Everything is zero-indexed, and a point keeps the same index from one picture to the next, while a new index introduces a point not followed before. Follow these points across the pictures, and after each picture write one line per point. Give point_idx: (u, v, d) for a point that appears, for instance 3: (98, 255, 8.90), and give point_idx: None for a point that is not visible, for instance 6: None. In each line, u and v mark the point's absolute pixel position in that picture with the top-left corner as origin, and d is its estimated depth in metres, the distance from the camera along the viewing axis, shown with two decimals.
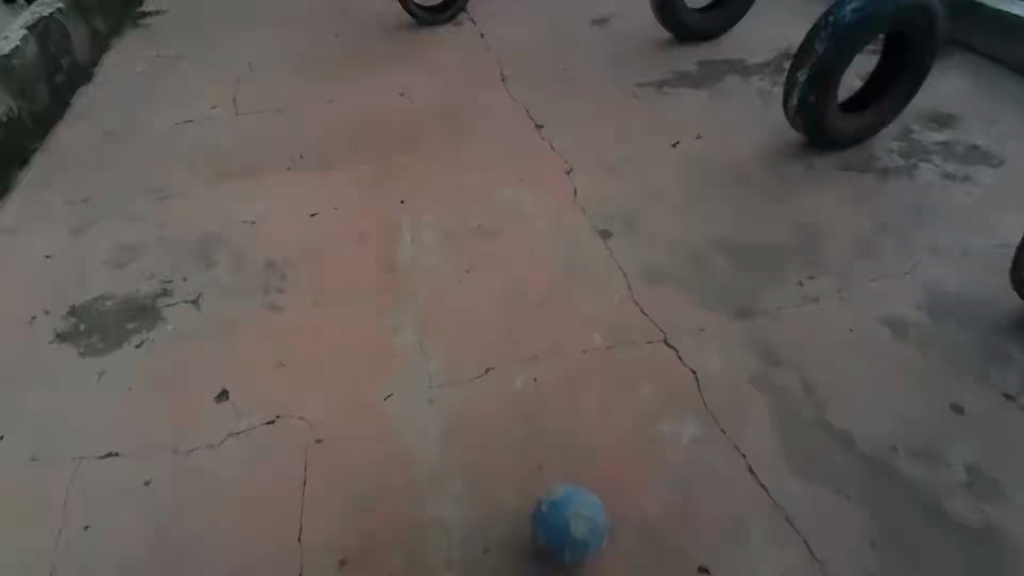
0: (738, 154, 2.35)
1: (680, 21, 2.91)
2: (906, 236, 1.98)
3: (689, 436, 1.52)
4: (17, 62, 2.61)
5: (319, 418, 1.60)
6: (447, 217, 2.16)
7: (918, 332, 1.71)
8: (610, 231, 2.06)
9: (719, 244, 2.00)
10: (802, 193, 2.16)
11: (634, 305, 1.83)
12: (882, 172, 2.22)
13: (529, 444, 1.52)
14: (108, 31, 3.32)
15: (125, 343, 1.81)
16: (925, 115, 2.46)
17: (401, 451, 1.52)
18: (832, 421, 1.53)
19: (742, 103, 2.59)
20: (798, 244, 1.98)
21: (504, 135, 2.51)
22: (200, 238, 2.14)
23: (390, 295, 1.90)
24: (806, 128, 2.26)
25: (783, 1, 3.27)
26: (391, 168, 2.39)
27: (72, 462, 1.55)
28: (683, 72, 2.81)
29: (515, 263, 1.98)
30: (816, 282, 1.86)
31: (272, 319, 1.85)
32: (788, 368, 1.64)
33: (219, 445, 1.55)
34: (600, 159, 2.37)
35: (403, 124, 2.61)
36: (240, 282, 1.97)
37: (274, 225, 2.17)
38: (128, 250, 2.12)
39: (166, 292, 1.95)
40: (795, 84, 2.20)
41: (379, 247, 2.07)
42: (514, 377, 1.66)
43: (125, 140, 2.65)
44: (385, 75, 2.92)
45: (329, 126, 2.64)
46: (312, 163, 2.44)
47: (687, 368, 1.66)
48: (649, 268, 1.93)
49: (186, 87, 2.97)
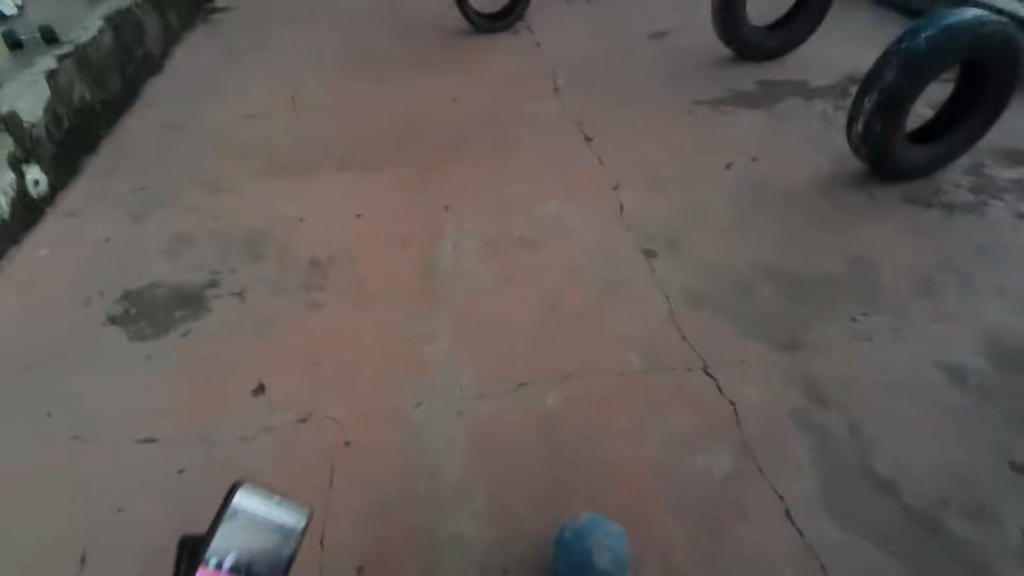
0: (794, 179, 2.27)
1: (742, 39, 2.84)
2: (970, 277, 1.88)
3: (723, 471, 1.46)
4: (94, 52, 2.74)
5: (350, 420, 1.60)
6: (490, 225, 2.16)
7: (977, 381, 1.61)
8: (655, 251, 2.02)
9: (767, 272, 1.93)
10: (860, 224, 2.07)
11: (675, 329, 1.78)
12: (948, 208, 2.11)
13: (556, 464, 1.49)
14: (180, 25, 3.45)
15: (172, 330, 1.86)
16: (998, 149, 2.33)
17: (427, 460, 1.51)
18: (877, 469, 1.45)
19: (801, 126, 2.51)
20: (853, 278, 1.89)
21: (553, 146, 2.50)
22: (249, 232, 2.19)
23: (429, 301, 1.90)
24: (870, 157, 2.17)
25: (851, 24, 3.16)
26: (439, 173, 2.40)
27: (112, 443, 1.59)
28: (741, 92, 2.74)
29: (555, 277, 1.95)
30: (869, 320, 1.77)
31: (312, 317, 1.87)
32: (834, 408, 1.57)
33: (251, 438, 1.58)
34: (649, 176, 2.32)
35: (454, 130, 2.62)
36: (284, 278, 2.00)
37: (321, 223, 2.21)
38: (181, 239, 2.18)
39: (214, 283, 2.00)
40: (861, 111, 2.12)
41: (421, 251, 2.07)
42: (546, 394, 1.64)
43: (187, 131, 2.74)
44: (439, 80, 2.94)
45: (381, 127, 2.67)
46: (362, 164, 2.48)
47: (726, 400, 1.60)
48: (693, 291, 1.88)
49: (247, 82, 3.05)
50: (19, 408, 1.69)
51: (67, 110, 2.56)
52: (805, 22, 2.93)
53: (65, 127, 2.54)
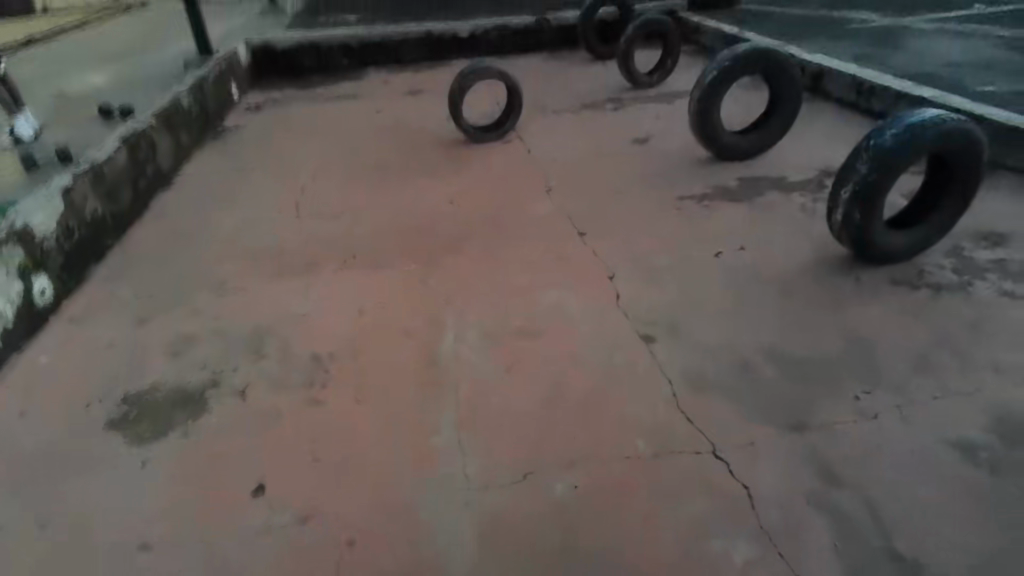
0: (782, 265, 2.35)
1: (720, 140, 3.04)
2: (965, 353, 1.90)
3: (743, 558, 1.41)
4: (109, 168, 2.88)
5: (353, 518, 1.55)
6: (490, 318, 2.19)
7: (989, 456, 1.59)
8: (654, 336, 2.06)
9: (768, 354, 1.95)
10: (851, 305, 2.13)
11: (680, 412, 1.77)
12: (934, 287, 2.18)
13: (568, 557, 1.43)
14: (191, 143, 3.66)
15: (171, 432, 1.83)
16: (974, 233, 2.44)
17: (435, 554, 1.45)
18: (903, 550, 1.40)
19: (784, 217, 2.63)
20: (851, 357, 1.92)
21: (548, 241, 2.59)
22: (253, 331, 2.22)
23: (432, 394, 1.89)
24: (852, 244, 2.27)
25: (821, 125, 3.39)
26: (439, 270, 2.47)
27: (106, 551, 1.52)
28: (724, 187, 2.89)
29: (557, 365, 1.97)
30: (873, 397, 1.78)
31: (314, 412, 1.86)
32: (847, 487, 1.54)
33: (251, 541, 1.51)
34: (643, 266, 2.40)
35: (451, 229, 2.72)
36: (285, 376, 2.00)
37: (324, 321, 2.24)
38: (184, 340, 2.20)
39: (216, 382, 2.00)
40: (839, 202, 2.26)
41: (422, 345, 2.09)
42: (555, 484, 1.60)
43: (194, 238, 2.84)
44: (436, 184, 3.09)
45: (382, 229, 2.77)
46: (362, 263, 2.55)
47: (737, 483, 1.57)
48: (695, 375, 1.90)
49: (253, 192, 3.19)
50: (9, 517, 1.63)
51: (79, 222, 2.65)
52: (778, 123, 3.14)
53: (76, 239, 2.62)
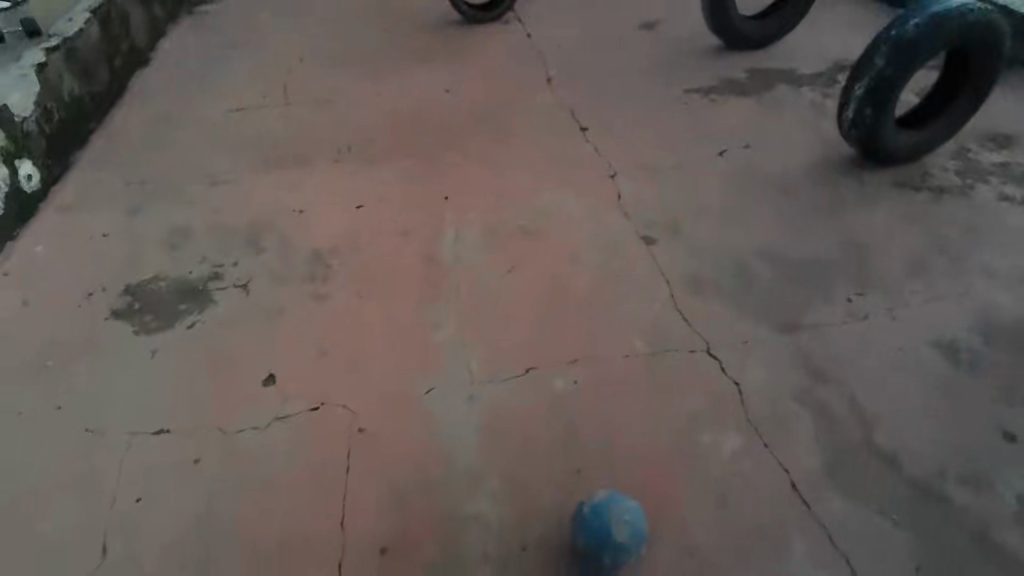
0: (787, 165, 2.31)
1: (731, 27, 2.87)
2: (960, 258, 1.93)
3: (730, 449, 1.50)
4: (81, 44, 2.70)
5: (363, 408, 1.62)
6: (491, 215, 2.18)
7: (971, 356, 1.66)
8: (655, 237, 2.06)
9: (766, 256, 1.97)
10: (852, 208, 2.13)
11: (677, 314, 1.81)
12: (936, 191, 2.17)
13: (568, 447, 1.52)
14: (165, 16, 3.40)
15: (178, 323, 1.86)
16: (983, 133, 2.39)
17: (442, 444, 1.54)
18: (880, 442, 1.50)
19: (792, 114, 2.56)
20: (848, 260, 1.95)
21: (549, 136, 2.51)
22: (251, 224, 2.19)
23: (433, 291, 1.92)
24: (860, 143, 2.21)
25: (839, 12, 3.20)
26: (437, 164, 2.41)
27: (127, 435, 1.60)
28: (732, 80, 2.78)
29: (558, 264, 1.98)
30: (865, 300, 1.82)
31: (318, 307, 1.88)
32: (833, 385, 1.61)
33: (265, 428, 1.59)
34: (644, 165, 2.36)
35: (449, 121, 2.63)
36: (286, 270, 2.01)
37: (321, 216, 2.21)
38: (181, 233, 2.18)
39: (217, 276, 2.00)
40: (851, 97, 2.17)
41: (422, 242, 2.09)
42: (555, 379, 1.67)
43: (180, 123, 2.73)
44: (432, 70, 2.95)
45: (377, 119, 2.67)
46: (358, 155, 2.48)
47: (729, 380, 1.64)
48: (693, 277, 1.93)
49: (238, 74, 3.03)
50: (28, 404, 1.69)
51: (57, 104, 2.52)
52: (793, 10, 2.96)
53: (55, 121, 2.50)
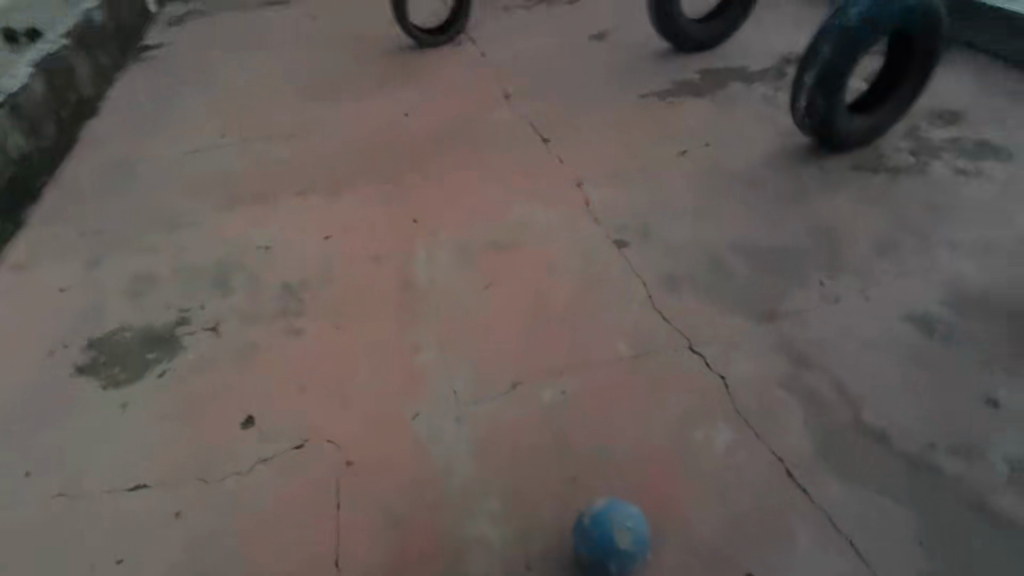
0: (748, 159, 2.35)
1: (680, 30, 2.93)
2: (923, 234, 1.97)
3: (724, 443, 1.49)
4: (26, 98, 2.64)
5: (348, 441, 1.57)
6: (462, 234, 2.16)
7: (945, 328, 1.69)
8: (627, 241, 2.07)
9: (737, 249, 1.99)
10: (815, 195, 2.16)
11: (658, 314, 1.81)
12: (893, 171, 2.22)
13: (560, 459, 1.50)
14: (111, 65, 3.36)
15: (147, 372, 1.79)
16: (930, 112, 2.46)
17: (432, 469, 1.50)
18: (869, 421, 1.50)
19: (747, 109, 2.61)
20: (817, 245, 1.97)
21: (513, 150, 2.52)
22: (217, 264, 2.14)
23: (411, 315, 1.89)
24: (816, 131, 2.26)
25: (781, 9, 3.29)
26: (403, 187, 2.40)
27: (102, 494, 1.53)
28: (686, 81, 2.83)
29: (534, 276, 1.97)
30: (838, 283, 1.84)
31: (294, 343, 1.84)
32: (817, 369, 1.62)
33: (248, 472, 1.53)
34: (609, 170, 2.37)
35: (411, 144, 2.62)
36: (257, 308, 1.96)
37: (289, 249, 2.18)
38: (144, 280, 2.12)
39: (185, 320, 1.95)
40: (802, 87, 2.21)
41: (395, 267, 2.06)
42: (542, 391, 1.64)
43: (136, 169, 2.67)
44: (390, 96, 2.94)
45: (338, 148, 2.65)
46: (321, 185, 2.45)
47: (715, 374, 1.63)
48: (668, 275, 1.93)
49: (193, 116, 2.99)
50: None
51: (4, 160, 2.45)
52: (737, 10, 3.03)
53: (4, 177, 2.43)
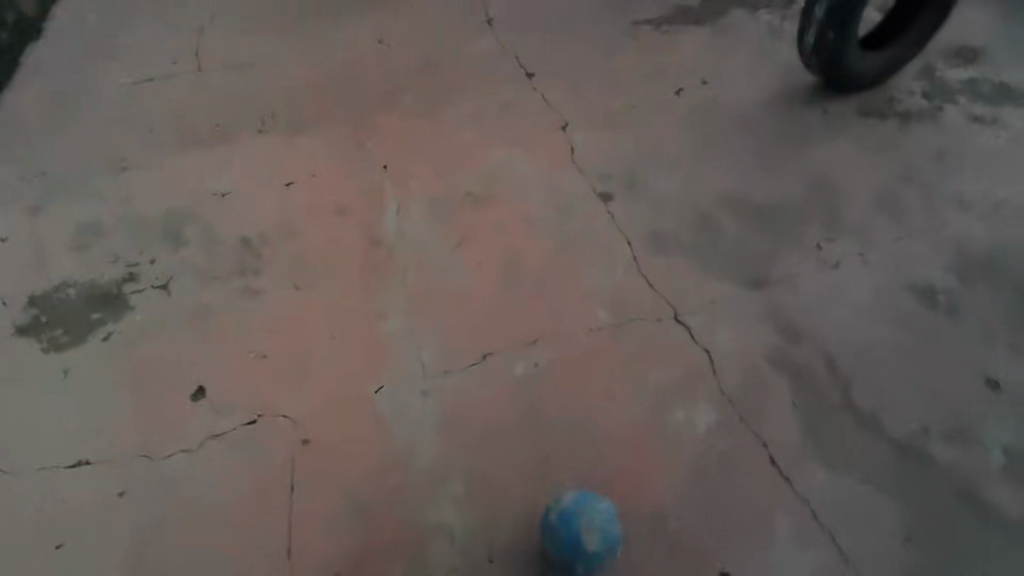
0: (748, 100, 2.16)
1: None
2: (932, 190, 1.82)
3: (704, 424, 1.41)
4: None
5: (305, 417, 1.50)
6: (434, 184, 2.01)
7: (948, 299, 1.57)
8: (612, 193, 1.92)
9: (729, 204, 1.84)
10: (818, 143, 1.98)
11: (641, 279, 1.69)
12: (903, 116, 2.03)
13: (532, 441, 1.42)
14: None
15: (91, 336, 1.67)
16: (949, 48, 2.23)
17: (396, 450, 1.43)
18: (860, 403, 1.41)
19: (749, 42, 2.38)
20: (816, 202, 1.82)
21: (493, 87, 2.31)
22: (168, 213, 1.98)
23: (377, 276, 1.77)
24: (823, 70, 2.04)
25: None
26: (372, 128, 2.21)
27: (42, 471, 1.46)
28: (686, 7, 2.55)
29: (511, 234, 1.84)
30: (836, 246, 1.71)
31: (251, 305, 1.72)
32: (808, 343, 1.51)
33: (198, 449, 1.47)
34: (596, 111, 2.18)
35: (382, 77, 2.40)
36: (212, 264, 1.82)
37: (248, 197, 2.01)
38: (90, 230, 1.95)
39: (132, 277, 1.80)
40: (812, 20, 1.96)
41: (363, 220, 1.92)
42: (514, 364, 1.55)
43: (81, 102, 2.44)
44: (358, 19, 2.67)
45: (302, 82, 2.41)
46: (284, 125, 2.25)
47: (699, 348, 1.53)
48: (654, 233, 1.79)
49: (144, 39, 2.71)
50: None
51: None
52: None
53: None
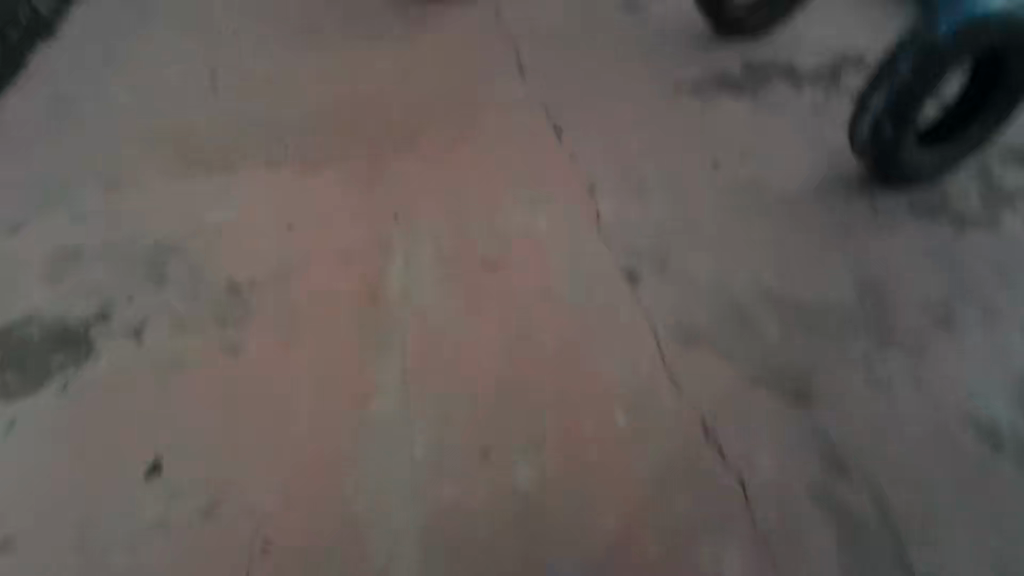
0: (792, 181, 1.99)
1: (724, 16, 2.44)
2: (992, 305, 1.67)
3: (732, 567, 1.32)
4: None
5: (275, 510, 1.39)
6: (446, 240, 1.84)
7: (1008, 441, 1.45)
8: (639, 272, 1.75)
9: (767, 299, 1.68)
10: (865, 240, 1.82)
11: (668, 377, 1.55)
12: (959, 221, 1.86)
13: (549, 564, 1.33)
14: None
15: (48, 384, 1.57)
16: (1010, 151, 2.06)
17: (372, 562, 1.34)
18: (912, 557, 1.32)
19: (793, 118, 2.21)
20: (862, 309, 1.66)
21: (519, 138, 2.16)
22: (155, 245, 1.82)
23: (375, 344, 1.61)
24: (876, 163, 1.89)
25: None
26: (386, 170, 2.05)
27: None
28: (724, 74, 2.40)
29: (525, 308, 1.68)
30: (886, 364, 1.56)
31: (232, 365, 1.57)
32: (854, 480, 1.41)
33: (141, 542, 1.36)
34: (628, 175, 2.03)
35: (403, 116, 2.25)
36: (194, 312, 1.67)
37: (243, 235, 1.84)
38: (68, 256, 1.80)
39: (104, 317, 1.66)
40: (868, 110, 1.82)
41: (365, 272, 1.76)
42: (516, 469, 1.44)
43: (80, 111, 2.29)
44: (382, 50, 2.54)
45: (318, 112, 2.27)
46: (294, 156, 2.10)
47: (730, 474, 1.42)
48: (683, 324, 1.64)
49: (158, 47, 2.58)
50: None
51: None
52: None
53: None
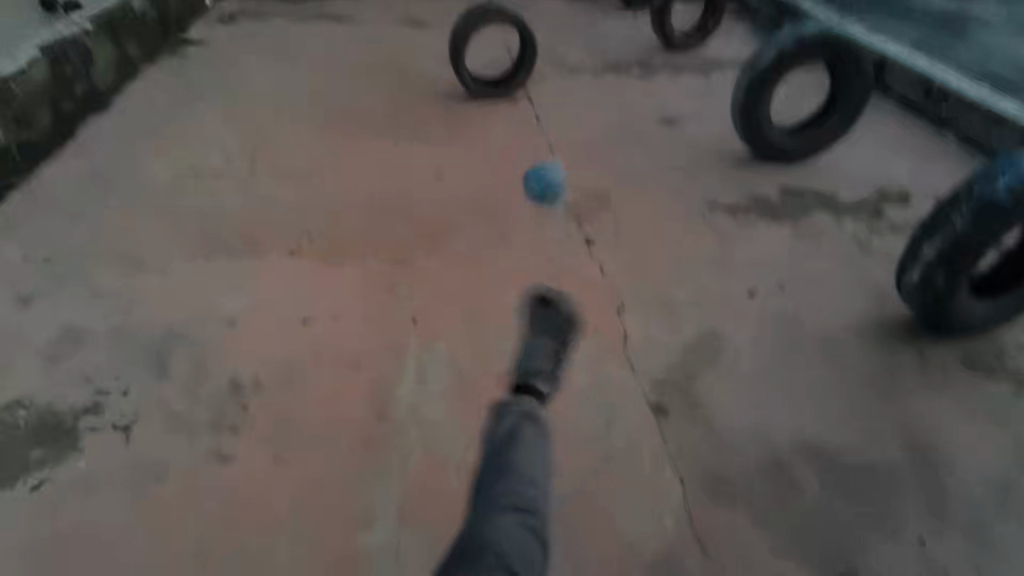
0: (833, 319, 1.88)
1: (763, 137, 2.46)
2: None
3: None
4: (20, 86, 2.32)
5: None
6: (463, 353, 1.74)
7: None
8: (666, 408, 1.62)
9: (806, 453, 1.53)
10: (915, 393, 1.68)
11: (694, 537, 1.38)
12: (1017, 379, 1.72)
13: None
14: (140, 57, 3.05)
15: (20, 482, 1.44)
16: None
17: None
18: None
19: (834, 250, 2.13)
20: (913, 476, 1.50)
21: (548, 248, 2.10)
22: (163, 333, 1.76)
23: (374, 466, 1.48)
24: (929, 314, 1.79)
25: (895, 123, 2.77)
26: (408, 271, 1.99)
27: None
28: (762, 197, 2.36)
29: None
30: (942, 544, 1.38)
31: (218, 476, 1.45)
32: None
33: None
34: (659, 298, 1.94)
35: (432, 215, 2.22)
36: (189, 411, 1.57)
37: (254, 330, 1.77)
38: (72, 337, 1.74)
39: (95, 409, 1.58)
40: (918, 258, 1.78)
41: (374, 382, 1.66)
42: None
43: (116, 186, 2.31)
44: (419, 149, 2.56)
45: (347, 205, 2.25)
46: (318, 248, 2.06)
47: None
48: (711, 475, 1.49)
49: (202, 130, 2.64)
50: None
51: None
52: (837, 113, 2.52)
53: None
